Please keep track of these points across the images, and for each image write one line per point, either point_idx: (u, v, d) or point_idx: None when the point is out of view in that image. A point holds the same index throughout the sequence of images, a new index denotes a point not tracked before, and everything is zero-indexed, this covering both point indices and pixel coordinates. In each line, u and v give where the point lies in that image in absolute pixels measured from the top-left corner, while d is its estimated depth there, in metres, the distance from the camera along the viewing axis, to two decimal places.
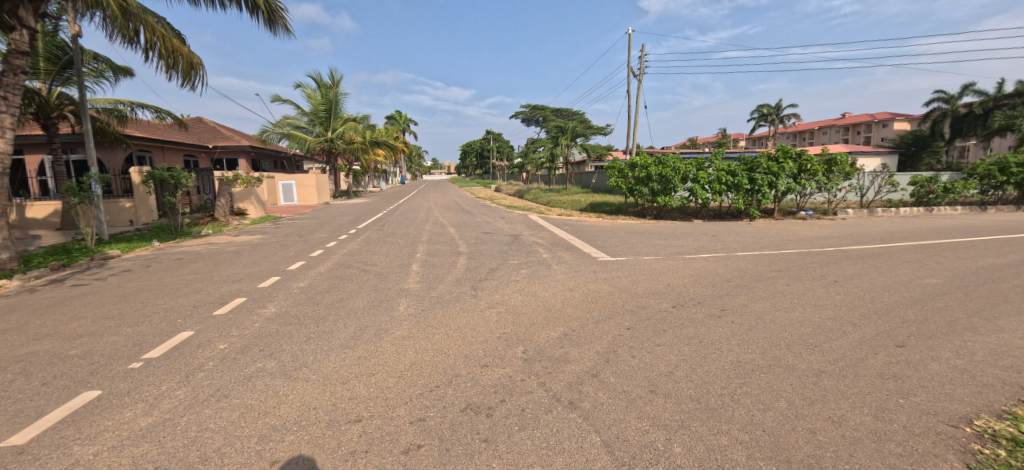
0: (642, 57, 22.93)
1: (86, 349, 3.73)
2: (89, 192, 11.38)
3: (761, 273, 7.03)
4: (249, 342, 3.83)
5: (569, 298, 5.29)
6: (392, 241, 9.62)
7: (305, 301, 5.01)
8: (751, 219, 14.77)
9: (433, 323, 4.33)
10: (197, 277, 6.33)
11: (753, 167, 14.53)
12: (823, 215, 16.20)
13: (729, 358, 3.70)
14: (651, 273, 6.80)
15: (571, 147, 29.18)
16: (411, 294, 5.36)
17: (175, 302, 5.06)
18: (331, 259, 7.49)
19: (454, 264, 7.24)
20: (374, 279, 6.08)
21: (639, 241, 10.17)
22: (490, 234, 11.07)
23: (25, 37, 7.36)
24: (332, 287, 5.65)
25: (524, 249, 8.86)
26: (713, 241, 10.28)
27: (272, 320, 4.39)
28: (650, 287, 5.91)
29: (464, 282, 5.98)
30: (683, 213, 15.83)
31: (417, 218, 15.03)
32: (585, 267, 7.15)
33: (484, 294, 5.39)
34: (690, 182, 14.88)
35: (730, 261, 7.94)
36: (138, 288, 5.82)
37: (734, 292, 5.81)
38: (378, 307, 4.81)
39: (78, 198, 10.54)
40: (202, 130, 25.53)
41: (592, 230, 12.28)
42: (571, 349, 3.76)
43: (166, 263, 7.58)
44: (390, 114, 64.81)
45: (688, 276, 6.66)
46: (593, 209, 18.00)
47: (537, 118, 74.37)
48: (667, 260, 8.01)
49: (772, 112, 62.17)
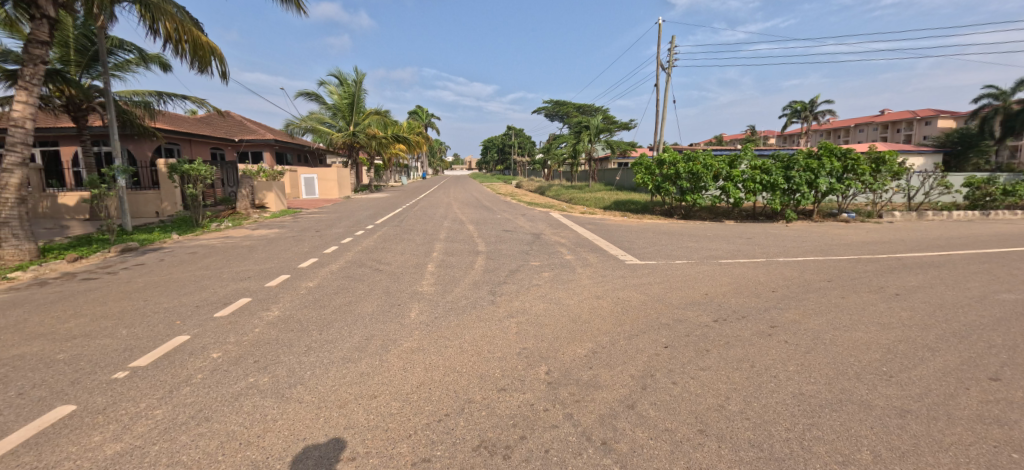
0: (671, 49, 21.94)
1: (74, 354, 3.46)
2: (112, 184, 11.50)
3: (810, 282, 6.33)
4: (243, 351, 3.48)
5: (597, 307, 4.78)
6: (409, 238, 9.28)
7: (311, 304, 4.68)
8: (787, 221, 13.84)
9: (446, 334, 3.91)
10: (206, 274, 6.09)
11: (792, 165, 13.54)
12: (867, 217, 15.07)
13: (790, 390, 3.13)
14: (685, 280, 6.20)
15: (595, 143, 28.43)
16: (423, 299, 4.95)
17: (177, 301, 4.80)
18: (345, 256, 7.19)
19: (472, 264, 6.81)
20: (386, 280, 5.71)
21: (669, 243, 9.51)
22: (510, 233, 10.60)
23: (44, 27, 7.32)
24: (342, 288, 5.30)
25: (546, 249, 8.36)
26: (749, 244, 9.56)
27: (274, 325, 4.06)
28: (687, 296, 5.33)
29: (482, 286, 5.54)
30: (714, 213, 15.00)
31: (436, 214, 14.70)
32: (612, 271, 6.59)
33: (503, 300, 4.94)
34: (722, 180, 14.00)
35: (771, 268, 7.24)
36: (146, 284, 5.61)
37: (783, 304, 5.18)
38: (387, 314, 4.41)
39: (100, 189, 10.61)
40: (230, 123, 25.94)
41: (618, 230, 11.66)
42: (601, 372, 3.27)
43: (180, 257, 7.43)
44: (414, 109, 65.54)
45: (727, 285, 6.05)
46: (618, 207, 17.34)
47: (560, 114, 73.56)
48: (702, 264, 7.38)
49: (805, 108, 59.51)
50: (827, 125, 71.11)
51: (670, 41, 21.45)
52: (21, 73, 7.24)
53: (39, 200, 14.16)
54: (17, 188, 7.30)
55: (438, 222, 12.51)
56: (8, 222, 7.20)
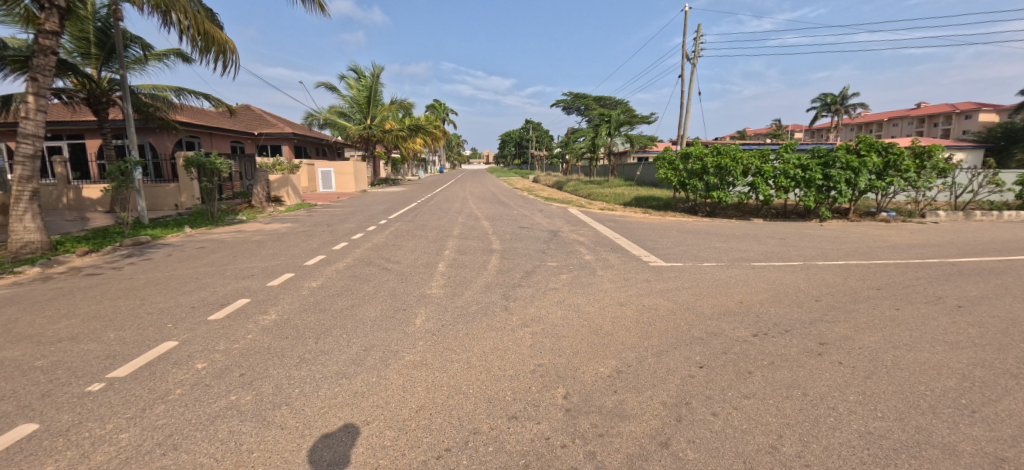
0: (697, 38, 20.94)
1: (56, 360, 3.23)
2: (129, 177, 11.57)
3: (857, 291, 5.71)
4: (230, 363, 3.17)
5: (621, 317, 4.33)
6: (421, 234, 8.95)
7: (310, 307, 4.36)
8: (821, 220, 12.99)
9: (453, 345, 3.53)
10: (210, 270, 5.88)
11: (828, 160, 12.64)
12: (908, 217, 14.05)
13: (854, 427, 2.63)
14: (716, 286, 5.67)
15: (615, 136, 27.71)
16: (431, 302, 4.59)
17: (174, 301, 4.56)
18: (353, 254, 6.91)
19: (485, 265, 6.42)
20: (393, 281, 5.37)
21: (695, 243, 8.92)
22: (527, 230, 10.19)
23: (55, 17, 7.22)
24: (346, 289, 4.99)
25: (563, 248, 7.91)
26: (783, 245, 8.87)
27: (269, 331, 3.76)
28: (721, 305, 4.84)
29: (495, 289, 5.15)
30: (741, 211, 14.23)
31: (450, 209, 14.34)
32: (635, 274, 6.09)
33: (517, 307, 4.54)
34: (751, 176, 13.21)
35: (811, 273, 6.61)
36: (148, 281, 5.42)
37: (830, 317, 4.62)
38: (391, 319, 4.06)
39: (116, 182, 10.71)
40: (249, 117, 26.19)
41: (640, 228, 11.10)
42: (628, 398, 2.83)
43: (189, 252, 7.28)
44: (433, 104, 65.80)
45: (764, 292, 5.49)
46: (639, 204, 16.72)
47: (579, 107, 72.44)
48: (734, 267, 6.81)
49: (836, 101, 57.04)
50: (859, 119, 68.00)
51: (696, 29, 20.51)
52: (32, 64, 7.16)
53: (64, 192, 14.46)
54: (30, 181, 7.26)
55: (453, 217, 12.18)
56: (20, 214, 7.17)
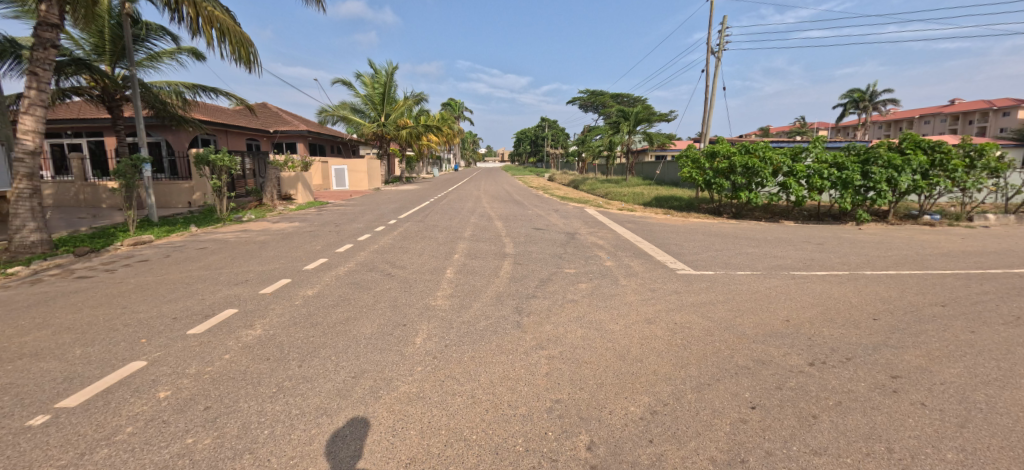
0: (723, 30, 19.87)
1: (7, 383, 2.85)
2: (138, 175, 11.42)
3: (919, 308, 4.99)
4: (196, 392, 2.74)
5: (650, 337, 3.76)
6: (430, 236, 8.50)
7: (301, 321, 3.90)
8: (859, 223, 12.06)
9: (455, 373, 3.03)
10: (204, 275, 5.52)
11: (867, 158, 11.68)
12: (954, 220, 12.97)
13: None
14: (755, 299, 5.04)
15: (633, 134, 26.86)
16: (435, 316, 4.10)
17: (156, 311, 4.18)
18: (356, 257, 6.48)
19: (497, 271, 5.91)
20: (395, 290, 4.90)
21: (725, 248, 8.23)
22: (542, 232, 9.64)
23: (54, 8, 6.96)
24: (343, 298, 4.55)
25: (581, 253, 7.34)
26: (823, 252, 8.12)
27: (249, 350, 3.32)
28: (764, 324, 4.22)
29: (507, 301, 4.64)
30: (770, 212, 13.37)
31: (463, 209, 13.86)
32: (661, 284, 5.49)
33: (530, 323, 4.00)
34: (783, 175, 12.33)
35: (861, 285, 5.90)
36: (136, 286, 5.07)
37: (896, 342, 3.96)
38: (388, 337, 3.58)
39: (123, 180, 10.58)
40: (267, 115, 26.28)
41: (662, 230, 10.42)
42: (669, 453, 2.27)
43: (188, 253, 6.97)
44: (448, 102, 65.68)
45: (811, 308, 4.84)
46: (660, 204, 15.99)
47: (596, 104, 71.31)
48: (772, 277, 6.14)
49: (863, 98, 54.75)
50: (889, 116, 65.14)
51: (722, 21, 19.47)
52: (32, 58, 6.95)
53: (81, 188, 14.55)
54: (30, 178, 7.06)
55: (465, 217, 11.73)
56: (20, 213, 6.97)
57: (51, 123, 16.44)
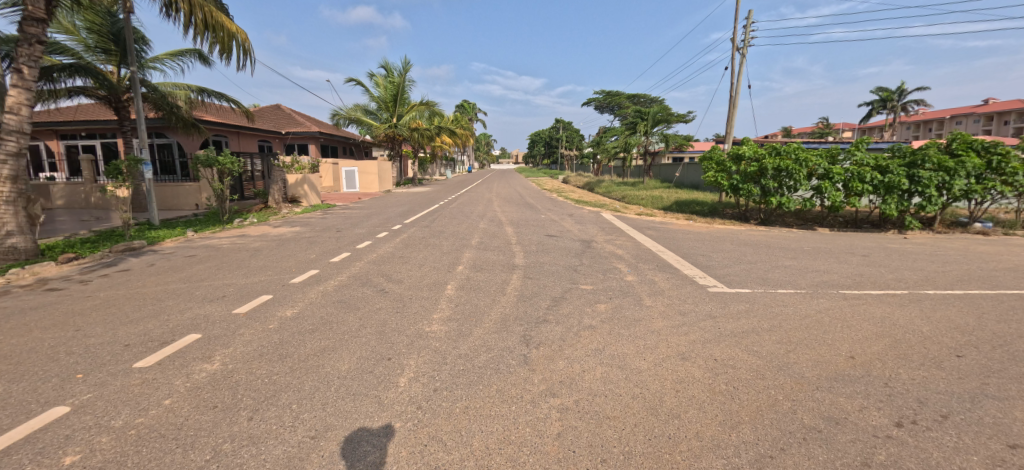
0: (748, 25, 18.83)
1: None
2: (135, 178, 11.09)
3: (1009, 341, 4.13)
4: (110, 457, 2.14)
5: (688, 381, 3.05)
6: (434, 243, 7.91)
7: (268, 352, 3.30)
8: (903, 232, 11.03)
9: (441, 434, 2.38)
10: (181, 288, 5.01)
11: (913, 160, 10.66)
12: (1009, 228, 11.77)
13: None
14: (806, 327, 4.26)
15: (650, 135, 25.95)
16: (427, 347, 3.46)
17: (108, 335, 3.65)
18: (351, 268, 5.93)
19: (504, 287, 5.25)
20: (385, 311, 4.28)
21: (759, 259, 7.40)
22: (555, 239, 8.97)
23: (39, 2, 6.61)
24: (324, 321, 3.94)
25: (598, 265, 6.63)
26: (871, 266, 7.22)
27: (198, 392, 2.75)
28: (824, 363, 3.47)
29: (513, 326, 3.99)
30: (802, 218, 12.41)
31: (473, 213, 13.28)
32: (692, 306, 4.76)
33: (539, 359, 3.32)
34: (818, 178, 11.36)
35: (926, 309, 5.05)
36: (103, 302, 4.58)
37: (997, 390, 3.15)
38: (366, 377, 2.95)
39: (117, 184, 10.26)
40: (279, 116, 26.25)
41: (686, 238, 9.62)
42: None
43: (175, 261, 6.51)
44: (461, 104, 65.54)
45: (876, 339, 4.03)
46: (680, 208, 15.14)
47: (613, 105, 70.21)
48: (820, 297, 5.34)
49: (891, 97, 52.51)
50: (920, 117, 62.38)
51: (747, 15, 18.35)
52: (16, 54, 6.60)
53: (89, 191, 14.49)
54: (14, 181, 6.71)
55: (474, 222, 11.14)
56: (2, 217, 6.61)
57: (61, 125, 16.51)
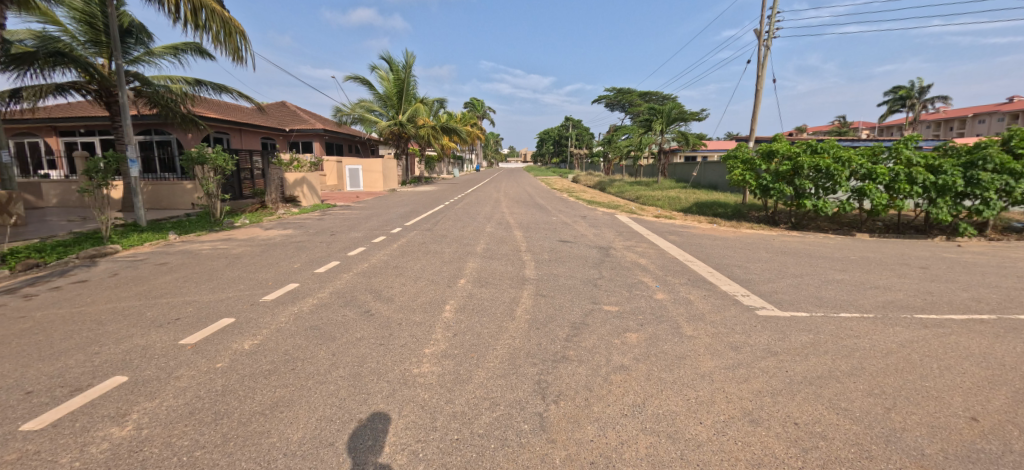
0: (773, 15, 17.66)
1: None
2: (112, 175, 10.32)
3: None
4: None
5: (769, 464, 2.17)
6: (435, 251, 7.09)
7: (203, 410, 2.50)
8: (955, 239, 9.95)
9: None
10: (134, 307, 4.26)
11: (970, 161, 9.58)
12: None
13: None
14: (895, 370, 3.35)
15: (664, 133, 24.87)
16: (412, 400, 2.65)
17: (14, 376, 2.88)
18: (336, 281, 5.15)
19: (512, 309, 4.40)
20: (367, 343, 3.46)
21: (803, 272, 6.47)
22: (569, 245, 8.12)
23: None
24: (287, 359, 3.13)
25: (621, 278, 5.75)
26: (936, 282, 6.20)
27: None
28: (942, 430, 2.57)
29: (524, 367, 3.13)
30: (838, 222, 11.37)
31: (480, 215, 12.48)
32: (744, 337, 3.85)
33: (560, 423, 2.47)
34: (860, 179, 10.31)
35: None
36: (35, 325, 3.84)
37: None
38: (323, 455, 2.13)
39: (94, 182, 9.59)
40: (284, 114, 25.72)
41: (713, 244, 8.72)
42: None
43: (143, 270, 5.79)
44: (470, 102, 64.94)
45: (993, 389, 3.11)
46: (700, 210, 14.21)
47: (623, 103, 69.18)
48: (894, 324, 4.37)
49: (912, 94, 50.45)
50: (942, 115, 60.07)
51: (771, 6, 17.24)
52: None
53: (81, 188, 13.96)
54: None
55: (480, 225, 10.34)
56: None
57: (57, 120, 16.08)
